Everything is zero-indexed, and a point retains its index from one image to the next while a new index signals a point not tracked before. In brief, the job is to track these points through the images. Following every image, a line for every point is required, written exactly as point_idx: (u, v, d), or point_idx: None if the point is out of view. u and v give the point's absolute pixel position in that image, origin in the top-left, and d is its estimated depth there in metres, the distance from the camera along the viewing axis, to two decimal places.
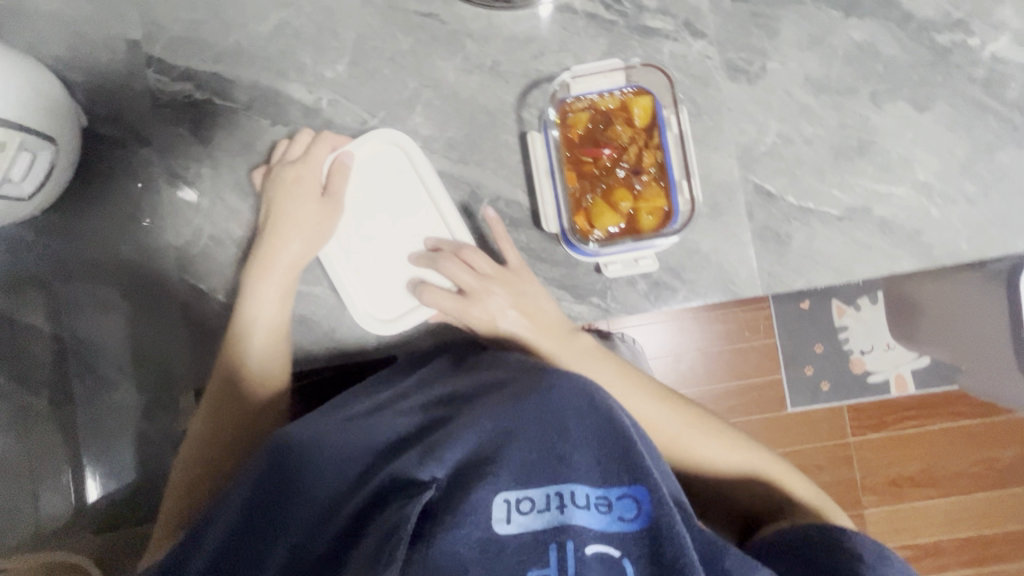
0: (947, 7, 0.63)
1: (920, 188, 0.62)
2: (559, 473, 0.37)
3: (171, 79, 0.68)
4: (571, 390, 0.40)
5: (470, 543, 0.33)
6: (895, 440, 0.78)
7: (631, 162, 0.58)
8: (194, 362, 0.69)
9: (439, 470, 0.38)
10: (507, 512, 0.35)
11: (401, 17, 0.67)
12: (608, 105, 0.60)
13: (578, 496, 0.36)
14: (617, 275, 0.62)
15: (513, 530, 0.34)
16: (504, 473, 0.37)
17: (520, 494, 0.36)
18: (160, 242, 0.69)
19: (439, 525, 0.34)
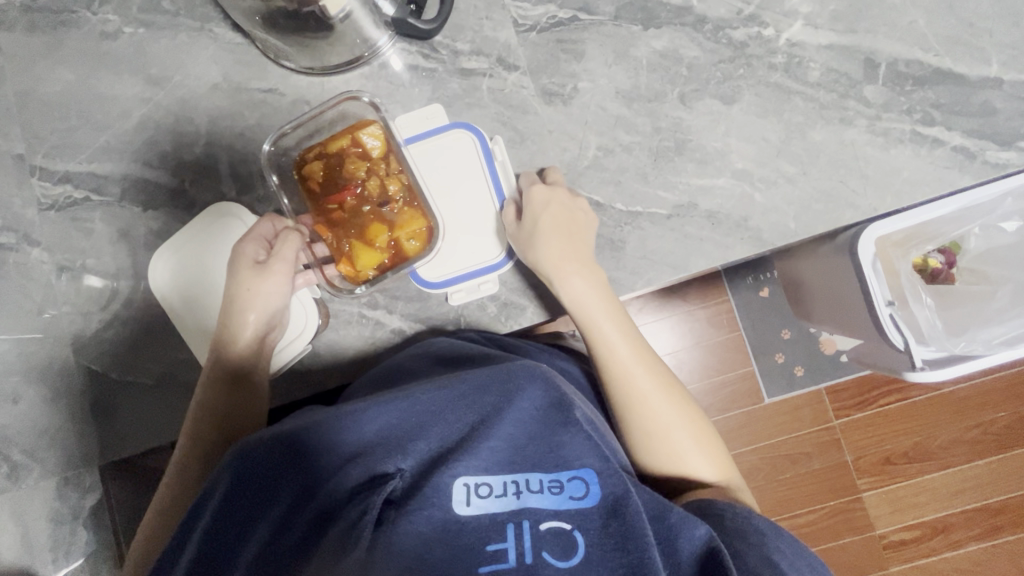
0: (738, 4, 0.66)
1: (740, 176, 0.64)
2: (515, 466, 0.47)
3: (53, 183, 0.76)
4: (528, 375, 0.50)
5: (432, 522, 0.43)
6: (758, 424, 1.23)
7: (375, 196, 0.64)
8: (99, 440, 0.73)
9: (404, 461, 0.47)
10: (467, 496, 0.45)
11: (244, 96, 0.73)
12: (339, 148, 0.66)
13: (531, 484, 0.47)
14: (462, 301, 0.67)
15: (471, 512, 0.45)
16: (464, 466, 0.46)
17: (478, 482, 0.46)
18: (63, 330, 0.75)
19: (405, 511, 0.44)
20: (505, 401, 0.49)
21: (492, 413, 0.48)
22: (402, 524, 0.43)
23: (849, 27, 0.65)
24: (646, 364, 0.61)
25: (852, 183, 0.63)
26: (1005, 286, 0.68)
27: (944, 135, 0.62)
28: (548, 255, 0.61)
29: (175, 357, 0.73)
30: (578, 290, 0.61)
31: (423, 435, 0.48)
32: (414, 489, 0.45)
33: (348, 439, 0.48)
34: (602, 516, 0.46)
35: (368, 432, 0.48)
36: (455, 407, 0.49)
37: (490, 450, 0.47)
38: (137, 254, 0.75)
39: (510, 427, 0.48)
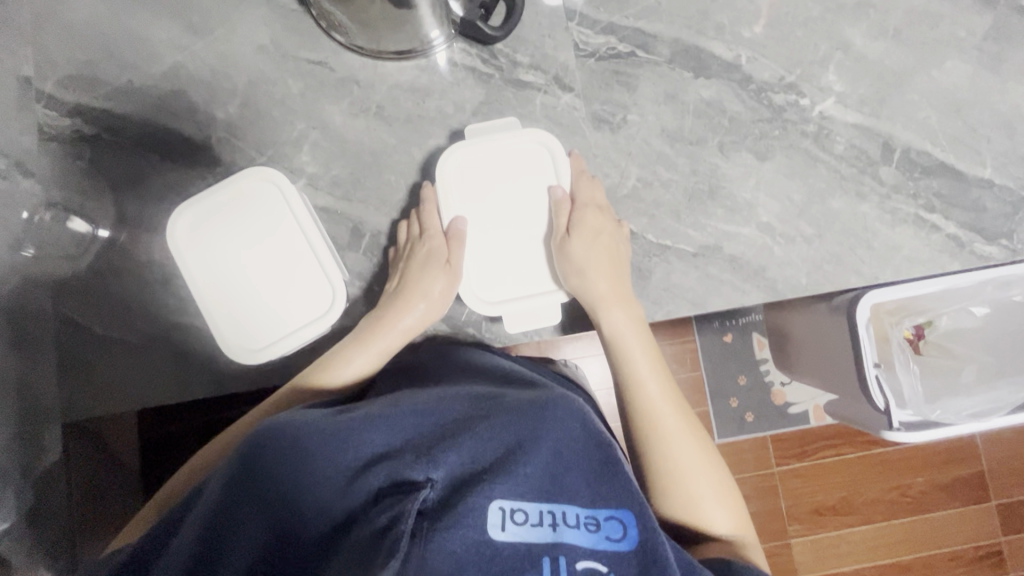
0: (781, 72, 0.71)
1: (763, 229, 0.69)
2: (550, 496, 0.48)
3: (61, 114, 0.71)
4: (562, 407, 0.53)
5: (466, 543, 0.43)
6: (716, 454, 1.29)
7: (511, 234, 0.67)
8: (65, 396, 0.68)
9: (435, 472, 0.47)
10: (502, 520, 0.45)
11: (290, 64, 0.71)
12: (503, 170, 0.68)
13: (568, 518, 0.48)
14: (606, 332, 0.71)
15: (505, 538, 0.45)
16: (502, 490, 0.46)
17: (514, 507, 0.46)
18: (45, 271, 0.69)
19: (439, 526, 0.43)
20: (540, 431, 0.51)
21: (530, 437, 0.50)
22: (435, 538, 0.43)
23: (874, 111, 0.71)
24: (665, 389, 0.64)
25: (859, 253, 0.69)
26: (969, 363, 0.76)
27: (941, 222, 0.69)
28: (597, 285, 0.64)
29: (168, 321, 0.68)
30: (618, 325, 0.64)
31: (456, 448, 0.48)
32: (446, 504, 0.45)
33: (384, 442, 0.49)
34: (638, 565, 0.48)
35: (402, 440, 0.49)
36: (491, 428, 0.50)
37: (526, 475, 0.48)
38: (144, 204, 0.70)
39: (545, 455, 0.49)
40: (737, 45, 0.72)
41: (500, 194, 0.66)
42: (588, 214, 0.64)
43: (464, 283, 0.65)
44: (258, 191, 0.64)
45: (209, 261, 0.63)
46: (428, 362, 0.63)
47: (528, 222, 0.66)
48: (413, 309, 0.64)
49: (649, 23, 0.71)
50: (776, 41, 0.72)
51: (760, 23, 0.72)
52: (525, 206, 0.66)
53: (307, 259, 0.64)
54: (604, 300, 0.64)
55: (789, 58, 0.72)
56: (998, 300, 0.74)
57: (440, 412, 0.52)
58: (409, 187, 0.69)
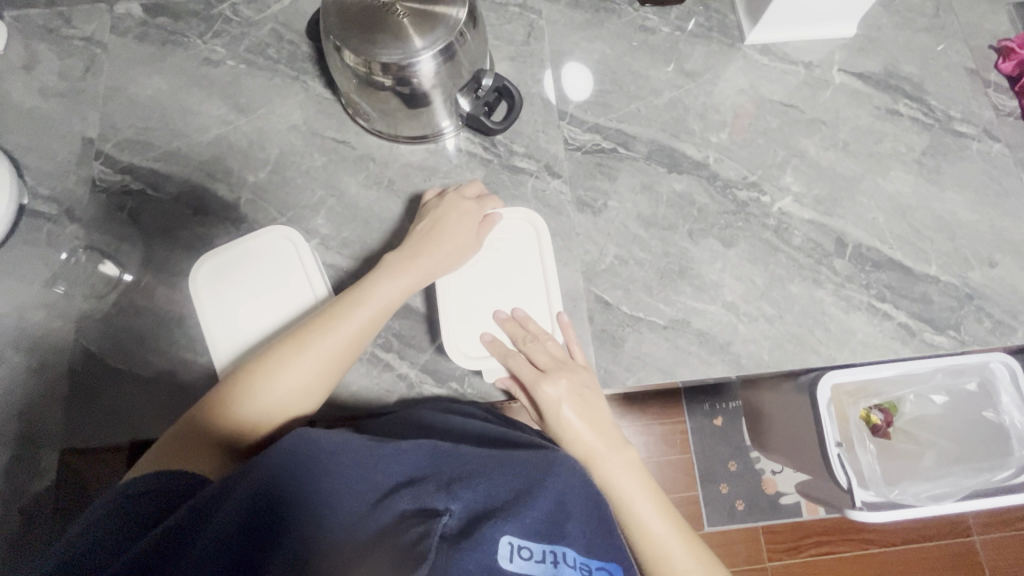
0: (744, 172, 0.82)
1: (729, 307, 0.75)
2: (553, 536, 0.50)
3: (113, 170, 0.81)
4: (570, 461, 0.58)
5: (480, 565, 0.44)
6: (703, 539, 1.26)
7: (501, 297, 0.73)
8: (68, 423, 0.71)
9: (455, 503, 0.49)
10: (510, 553, 0.46)
11: (318, 141, 0.82)
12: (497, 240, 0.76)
13: (568, 557, 0.49)
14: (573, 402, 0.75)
15: (513, 568, 0.46)
16: (512, 525, 0.48)
17: (521, 543, 0.47)
18: (74, 306, 0.76)
19: (460, 548, 0.45)
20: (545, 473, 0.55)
21: (538, 484, 0.53)
22: (455, 559, 0.44)
23: (827, 210, 0.80)
24: (619, 454, 0.66)
25: (818, 335, 0.75)
26: (930, 448, 0.80)
27: (892, 311, 0.76)
28: (548, 393, 0.67)
29: (177, 356, 0.74)
30: (568, 420, 0.67)
31: (473, 485, 0.51)
32: (465, 532, 0.47)
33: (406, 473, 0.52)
34: None
35: (425, 474, 0.53)
36: (503, 471, 0.54)
37: (533, 515, 0.50)
38: (171, 252, 0.78)
39: (551, 500, 0.52)
40: (705, 148, 0.82)
41: (491, 263, 0.73)
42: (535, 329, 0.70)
43: (450, 340, 0.70)
44: (277, 244, 0.72)
45: (224, 304, 0.70)
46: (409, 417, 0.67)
47: (518, 288, 0.72)
48: (358, 315, 0.65)
49: (630, 126, 0.83)
50: (740, 146, 0.83)
51: (726, 131, 0.84)
52: (513, 274, 0.73)
53: (308, 305, 0.70)
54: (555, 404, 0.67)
55: (751, 161, 0.82)
56: (952, 388, 0.79)
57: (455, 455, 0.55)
58: None
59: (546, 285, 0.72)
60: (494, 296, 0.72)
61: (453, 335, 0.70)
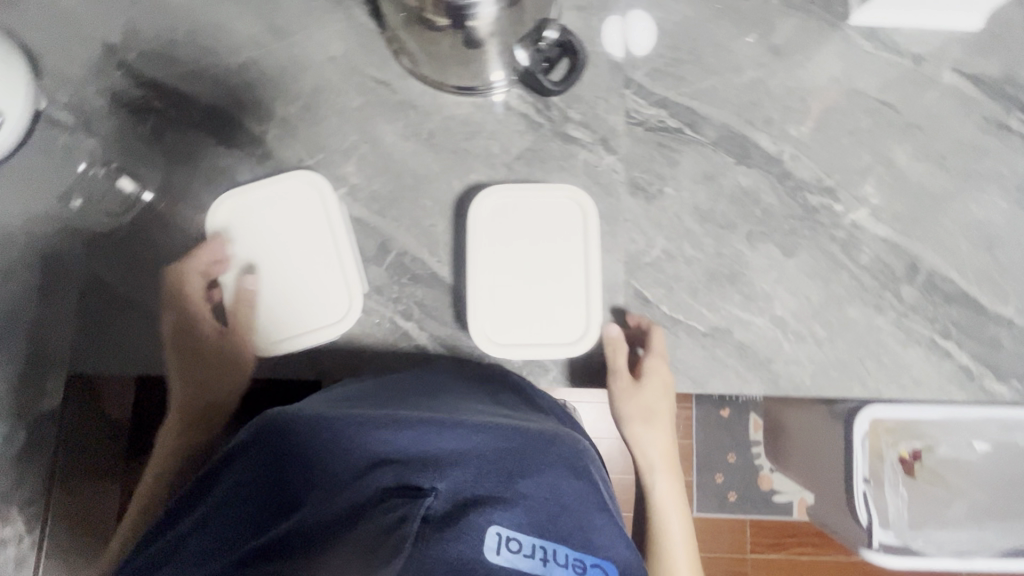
0: (820, 174, 0.73)
1: (777, 322, 0.70)
2: (546, 529, 0.44)
3: (135, 84, 0.74)
4: (569, 438, 0.51)
5: (461, 559, 0.39)
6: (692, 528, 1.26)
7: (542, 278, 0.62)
8: (77, 347, 0.69)
9: (440, 482, 0.44)
10: (497, 545, 0.41)
11: (357, 79, 0.74)
12: (548, 209, 0.64)
13: (558, 556, 0.44)
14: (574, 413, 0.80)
15: (499, 562, 0.40)
16: (501, 515, 0.43)
17: (510, 535, 0.42)
18: (86, 226, 0.71)
19: (440, 538, 0.40)
20: (542, 449, 0.49)
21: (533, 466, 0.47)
22: (432, 550, 0.39)
23: (905, 228, 0.72)
24: (675, 478, 0.70)
25: (868, 365, 0.69)
26: (959, 497, 0.76)
27: (954, 351, 0.70)
28: (649, 403, 0.67)
29: (190, 295, 0.70)
30: (644, 434, 0.69)
31: (461, 465, 0.45)
32: (448, 518, 0.42)
33: (393, 445, 0.47)
34: None
35: (413, 447, 0.47)
36: (494, 447, 0.47)
37: (524, 503, 0.44)
38: (190, 180, 0.72)
39: (545, 485, 0.46)
40: (782, 142, 0.74)
41: (530, 238, 0.63)
42: (658, 337, 0.67)
43: (475, 325, 0.60)
44: (306, 194, 0.67)
45: (241, 253, 0.66)
46: (403, 380, 0.61)
47: (558, 269, 0.62)
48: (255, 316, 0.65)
49: (702, 104, 0.75)
50: (820, 144, 0.74)
51: (807, 124, 0.75)
52: (549, 249, 0.63)
53: (332, 265, 0.66)
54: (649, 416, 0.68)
55: (830, 163, 0.74)
56: (1000, 440, 0.73)
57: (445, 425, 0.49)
58: (441, 214, 0.71)
59: (585, 262, 0.63)
60: (530, 277, 0.62)
61: (479, 319, 0.61)
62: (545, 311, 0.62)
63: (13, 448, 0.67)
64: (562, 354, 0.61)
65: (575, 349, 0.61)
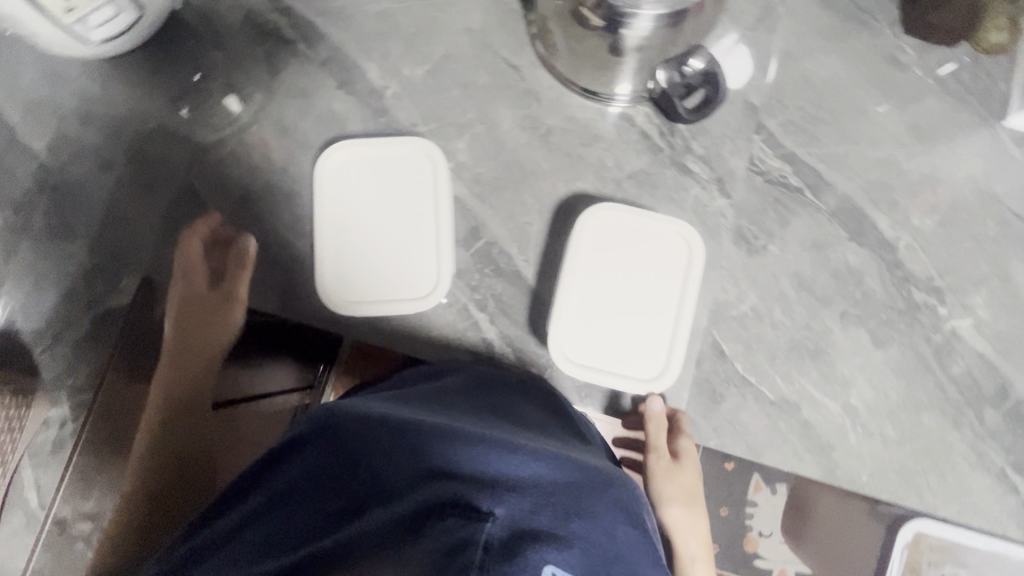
0: (932, 272, 0.70)
1: (848, 410, 0.67)
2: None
3: (270, 7, 0.73)
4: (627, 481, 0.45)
5: None
6: None
7: (636, 308, 0.60)
8: (158, 253, 0.69)
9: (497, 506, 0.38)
10: None
11: (489, 57, 0.72)
12: (659, 241, 0.62)
13: None
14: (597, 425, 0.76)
15: None
16: (558, 553, 0.36)
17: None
18: (192, 136, 0.71)
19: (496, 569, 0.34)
20: (601, 487, 0.43)
21: (592, 502, 0.40)
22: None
23: (1005, 350, 0.69)
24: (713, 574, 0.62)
25: (929, 479, 0.67)
26: None
27: (1021, 487, 0.67)
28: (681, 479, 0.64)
29: (275, 230, 0.70)
30: (678, 517, 0.63)
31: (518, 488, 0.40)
32: (503, 547, 0.35)
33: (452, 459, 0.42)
34: None
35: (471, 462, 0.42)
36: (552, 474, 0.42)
37: (584, 544, 0.37)
38: (302, 117, 0.71)
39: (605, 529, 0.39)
40: (901, 229, 0.71)
41: (635, 266, 0.61)
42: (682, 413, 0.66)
43: (556, 337, 0.59)
44: (420, 163, 0.65)
45: (341, 200, 0.64)
46: (453, 388, 0.58)
47: (654, 305, 0.60)
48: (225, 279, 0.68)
49: (829, 169, 0.71)
50: (940, 241, 0.71)
51: (932, 217, 0.71)
52: (651, 283, 0.61)
53: (426, 239, 0.64)
54: (682, 497, 0.63)
55: (945, 263, 0.70)
56: None
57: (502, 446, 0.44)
58: (539, 213, 0.70)
59: (682, 302, 0.60)
60: (623, 304, 0.60)
61: (561, 331, 0.59)
62: (629, 342, 0.60)
63: (77, 335, 0.69)
64: (632, 390, 0.59)
65: (648, 389, 0.59)
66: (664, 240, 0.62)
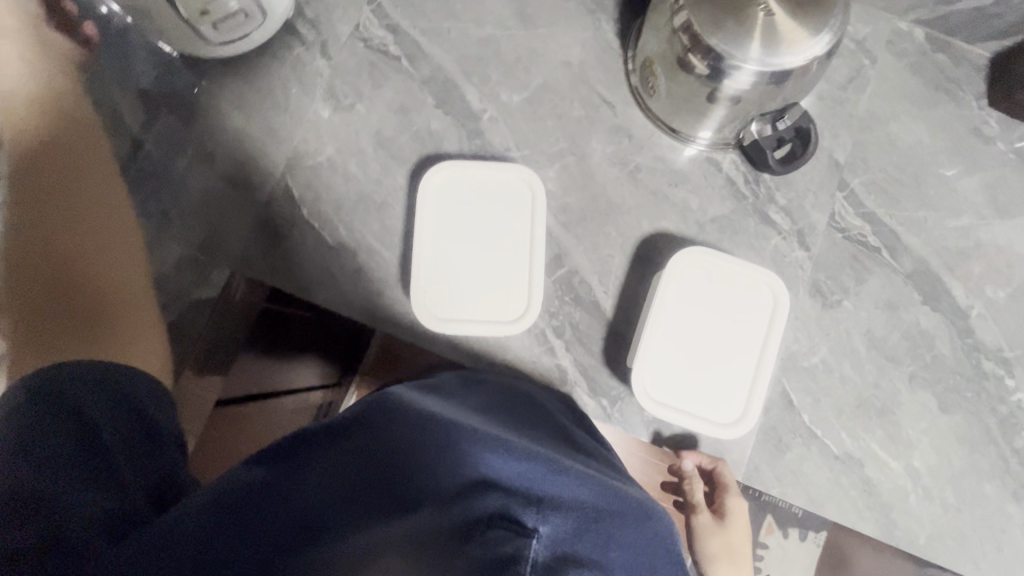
0: (1002, 343, 0.71)
1: (910, 472, 0.68)
2: None
3: (378, 24, 0.76)
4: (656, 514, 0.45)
5: None
6: None
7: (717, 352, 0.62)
8: (248, 250, 0.71)
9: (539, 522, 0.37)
10: None
11: (584, 90, 0.74)
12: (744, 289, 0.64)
13: None
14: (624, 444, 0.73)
15: None
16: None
17: None
18: (291, 140, 0.73)
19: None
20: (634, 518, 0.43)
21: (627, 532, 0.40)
22: None
23: None
24: None
25: (986, 548, 0.67)
26: None
27: None
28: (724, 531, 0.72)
29: (364, 239, 0.71)
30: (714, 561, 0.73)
31: (559, 508, 0.39)
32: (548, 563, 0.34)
33: (491, 472, 0.42)
34: None
35: (509, 478, 0.41)
36: (590, 499, 0.41)
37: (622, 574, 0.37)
38: (398, 131, 0.74)
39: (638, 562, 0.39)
40: (974, 297, 0.72)
41: (718, 310, 0.63)
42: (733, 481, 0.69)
43: (639, 372, 0.61)
44: (517, 190, 0.68)
45: (440, 220, 0.66)
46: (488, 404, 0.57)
47: (734, 349, 0.63)
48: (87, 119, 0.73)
49: (907, 232, 0.73)
50: (1011, 312, 0.72)
51: (1006, 289, 0.72)
52: (733, 328, 0.63)
53: (517, 264, 0.66)
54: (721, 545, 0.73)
55: (1015, 335, 0.71)
56: None
57: (539, 465, 0.43)
58: (622, 247, 0.71)
59: (762, 350, 0.63)
60: (705, 346, 0.63)
61: (644, 367, 0.61)
62: (708, 384, 0.62)
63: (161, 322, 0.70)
64: (710, 431, 0.61)
65: (725, 432, 0.61)
66: (748, 288, 0.64)
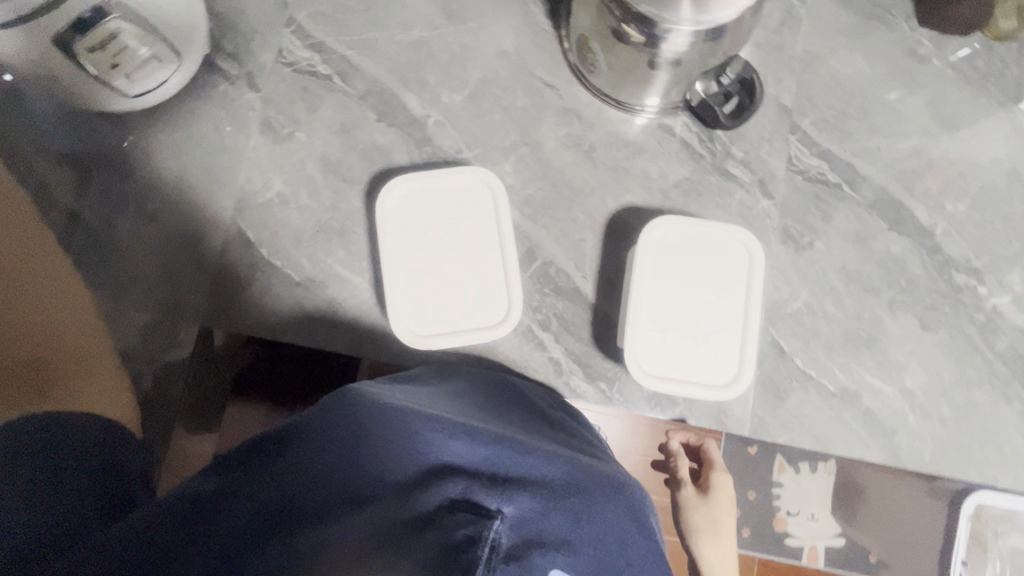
0: (969, 254, 0.73)
1: (905, 394, 0.70)
2: None
3: (302, 45, 0.73)
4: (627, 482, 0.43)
5: None
6: None
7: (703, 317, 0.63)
8: (213, 303, 0.68)
9: (507, 505, 0.35)
10: None
11: (525, 77, 0.73)
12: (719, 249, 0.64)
13: None
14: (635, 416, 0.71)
15: None
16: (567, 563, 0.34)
17: None
18: (235, 181, 0.70)
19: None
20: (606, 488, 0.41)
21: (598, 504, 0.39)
22: None
23: None
24: None
25: (986, 452, 0.70)
26: None
27: None
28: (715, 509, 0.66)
29: (330, 269, 0.69)
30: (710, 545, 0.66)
31: (528, 487, 0.37)
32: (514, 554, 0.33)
33: (454, 452, 0.38)
34: None
35: (473, 455, 0.38)
36: (559, 473, 0.39)
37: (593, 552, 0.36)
38: (345, 153, 0.71)
39: (611, 535, 0.38)
40: (937, 215, 0.73)
41: (697, 274, 0.63)
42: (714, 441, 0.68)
43: (631, 350, 0.61)
44: (477, 192, 0.67)
45: (404, 235, 0.65)
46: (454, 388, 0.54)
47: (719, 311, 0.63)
48: None
49: (863, 163, 0.74)
50: (973, 223, 0.74)
51: (964, 201, 0.74)
52: (714, 289, 0.63)
53: (491, 267, 0.65)
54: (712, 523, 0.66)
55: (980, 244, 0.73)
56: None
57: (506, 441, 0.40)
58: (592, 229, 0.71)
59: (745, 306, 0.63)
60: (689, 312, 0.63)
61: (634, 344, 0.61)
62: (700, 350, 0.62)
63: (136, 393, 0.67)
64: (708, 395, 0.61)
65: (723, 394, 0.61)
66: (722, 247, 0.64)
